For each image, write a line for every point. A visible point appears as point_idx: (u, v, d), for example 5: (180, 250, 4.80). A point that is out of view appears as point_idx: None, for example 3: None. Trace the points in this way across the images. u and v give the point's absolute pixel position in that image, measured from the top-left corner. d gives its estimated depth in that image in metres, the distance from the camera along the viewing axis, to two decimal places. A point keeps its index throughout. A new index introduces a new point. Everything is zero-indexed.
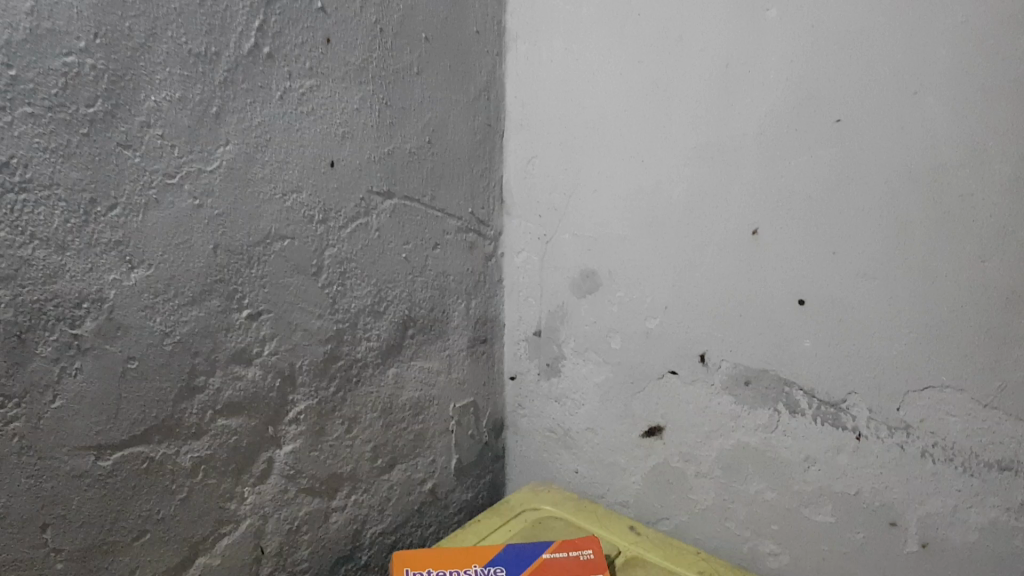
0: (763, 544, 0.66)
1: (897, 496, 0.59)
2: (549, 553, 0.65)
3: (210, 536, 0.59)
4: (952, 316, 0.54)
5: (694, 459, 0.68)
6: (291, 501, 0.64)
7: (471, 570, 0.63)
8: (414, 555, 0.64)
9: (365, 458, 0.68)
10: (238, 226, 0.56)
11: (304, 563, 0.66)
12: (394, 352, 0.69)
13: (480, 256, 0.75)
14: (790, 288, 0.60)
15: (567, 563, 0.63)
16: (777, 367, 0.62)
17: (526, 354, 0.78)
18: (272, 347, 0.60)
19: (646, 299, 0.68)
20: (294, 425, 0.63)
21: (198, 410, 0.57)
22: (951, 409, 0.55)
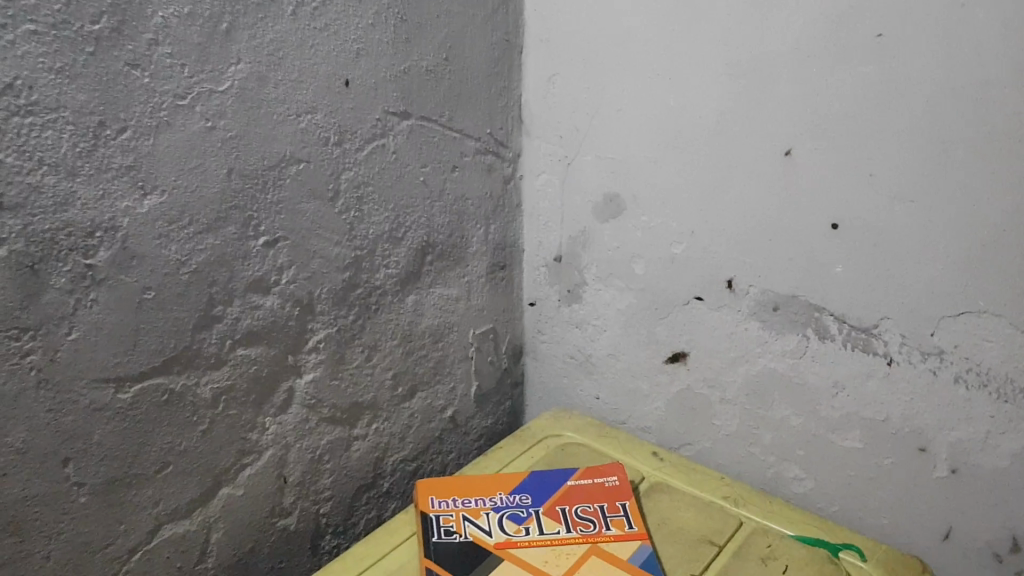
0: (788, 469, 0.66)
1: (928, 423, 0.59)
2: (573, 479, 0.66)
3: (232, 468, 0.59)
4: (992, 240, 0.52)
5: (720, 385, 0.68)
6: (313, 431, 0.64)
7: (497, 498, 0.64)
8: (439, 481, 0.66)
9: (386, 386, 0.68)
10: (252, 149, 0.54)
11: (326, 491, 0.66)
12: (413, 279, 0.67)
13: (500, 178, 0.72)
14: (823, 212, 0.59)
15: (592, 489, 0.65)
16: (807, 293, 0.61)
17: (547, 280, 0.76)
18: (290, 276, 0.59)
19: (672, 224, 0.66)
20: (314, 354, 0.62)
21: (217, 340, 0.56)
22: (987, 334, 0.54)
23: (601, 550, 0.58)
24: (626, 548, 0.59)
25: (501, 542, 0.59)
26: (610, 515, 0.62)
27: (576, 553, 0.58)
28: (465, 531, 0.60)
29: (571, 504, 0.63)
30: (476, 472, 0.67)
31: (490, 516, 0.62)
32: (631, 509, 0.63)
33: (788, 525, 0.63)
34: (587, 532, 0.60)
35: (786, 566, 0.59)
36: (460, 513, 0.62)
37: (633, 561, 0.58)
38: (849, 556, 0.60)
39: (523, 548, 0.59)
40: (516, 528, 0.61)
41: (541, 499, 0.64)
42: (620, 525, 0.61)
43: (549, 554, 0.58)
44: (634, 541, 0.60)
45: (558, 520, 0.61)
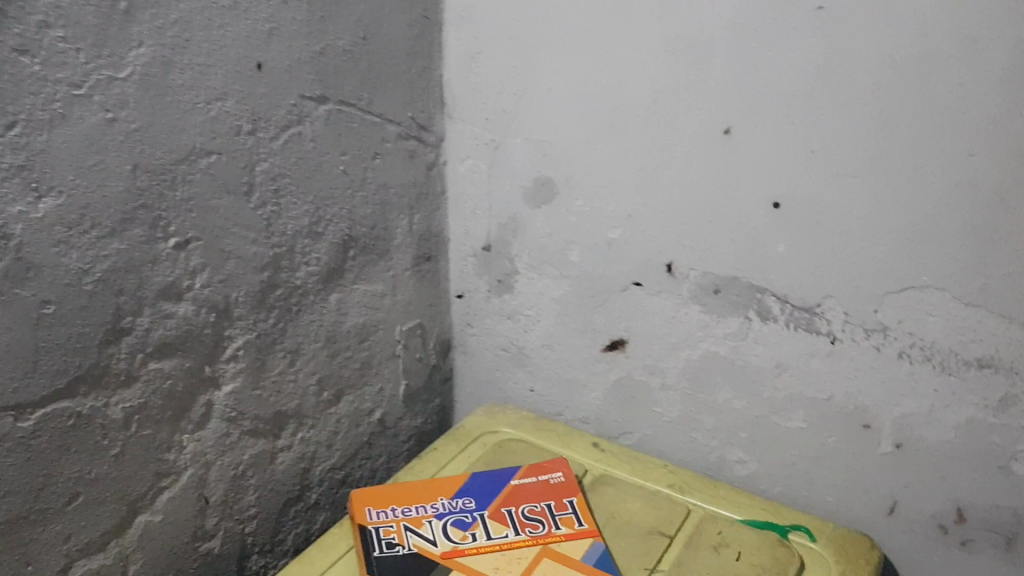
0: (731, 452, 0.66)
1: (872, 400, 0.59)
2: (517, 478, 0.63)
3: (149, 492, 0.54)
4: (936, 214, 0.52)
5: (660, 371, 0.67)
6: (234, 445, 0.59)
7: (439, 504, 0.60)
8: (374, 489, 0.62)
9: (311, 392, 0.63)
10: (158, 141, 0.48)
11: (251, 508, 0.61)
12: (335, 276, 0.63)
13: (422, 165, 0.68)
14: (765, 191, 0.57)
15: (537, 488, 0.62)
16: (749, 274, 0.60)
17: (475, 270, 0.73)
18: (204, 279, 0.53)
19: (608, 207, 0.64)
20: (232, 363, 0.57)
21: (127, 355, 0.50)
22: (931, 309, 0.55)
23: (553, 551, 0.56)
24: (578, 547, 0.57)
25: (449, 551, 0.56)
26: (558, 514, 0.60)
27: (527, 557, 0.56)
28: (408, 542, 0.57)
29: (518, 505, 0.60)
30: (412, 477, 0.64)
31: (434, 523, 0.59)
32: (580, 505, 0.61)
33: (736, 510, 0.62)
34: (536, 534, 0.58)
35: (739, 551, 0.59)
36: (402, 523, 0.58)
37: (587, 561, 0.56)
38: (799, 536, 0.60)
39: (471, 556, 0.56)
40: (463, 534, 0.58)
41: (486, 502, 0.61)
42: (570, 523, 0.59)
43: (499, 560, 0.56)
44: (586, 539, 0.58)
45: (506, 523, 0.59)
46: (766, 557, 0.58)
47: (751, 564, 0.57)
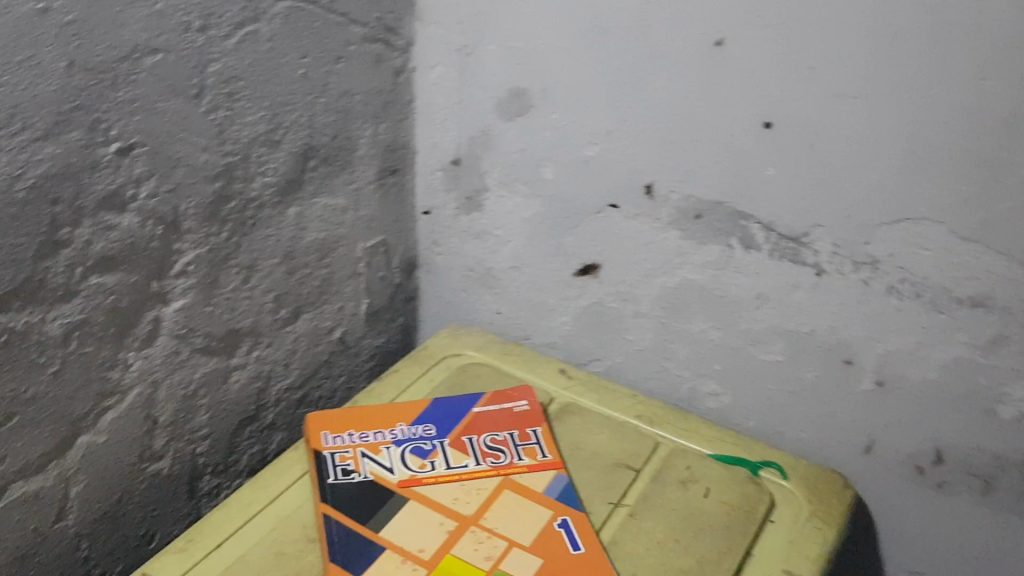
0: (704, 383, 0.64)
1: (855, 335, 0.57)
2: (480, 405, 0.61)
3: (92, 413, 0.51)
4: (936, 141, 0.49)
5: (633, 298, 0.64)
6: (184, 363, 0.56)
7: (397, 431, 0.59)
8: (332, 412, 0.60)
9: (267, 310, 0.60)
10: (96, 36, 0.44)
11: (203, 428, 0.59)
12: (294, 188, 0.59)
13: (389, 71, 0.63)
14: (756, 109, 0.54)
15: (500, 416, 0.61)
16: (734, 199, 0.57)
17: (443, 186, 0.68)
18: (150, 189, 0.49)
19: (586, 123, 0.60)
20: (182, 278, 0.53)
21: (64, 269, 0.47)
22: (927, 244, 0.52)
23: (514, 483, 0.55)
24: (540, 479, 0.56)
25: (406, 480, 0.55)
26: (522, 444, 0.59)
27: (488, 488, 0.55)
28: (364, 469, 0.55)
29: (480, 434, 0.59)
30: (372, 403, 0.62)
31: (391, 450, 0.57)
32: (544, 436, 0.59)
33: (706, 444, 0.61)
34: (497, 464, 0.57)
35: (707, 487, 0.58)
36: (359, 449, 0.57)
37: (549, 494, 0.55)
38: (770, 474, 0.59)
39: (429, 485, 0.55)
40: (421, 463, 0.56)
41: (447, 430, 0.59)
42: (533, 454, 0.58)
43: (458, 490, 0.55)
44: (549, 471, 0.57)
45: (466, 453, 0.57)
46: (734, 493, 0.57)
47: (719, 502, 0.57)
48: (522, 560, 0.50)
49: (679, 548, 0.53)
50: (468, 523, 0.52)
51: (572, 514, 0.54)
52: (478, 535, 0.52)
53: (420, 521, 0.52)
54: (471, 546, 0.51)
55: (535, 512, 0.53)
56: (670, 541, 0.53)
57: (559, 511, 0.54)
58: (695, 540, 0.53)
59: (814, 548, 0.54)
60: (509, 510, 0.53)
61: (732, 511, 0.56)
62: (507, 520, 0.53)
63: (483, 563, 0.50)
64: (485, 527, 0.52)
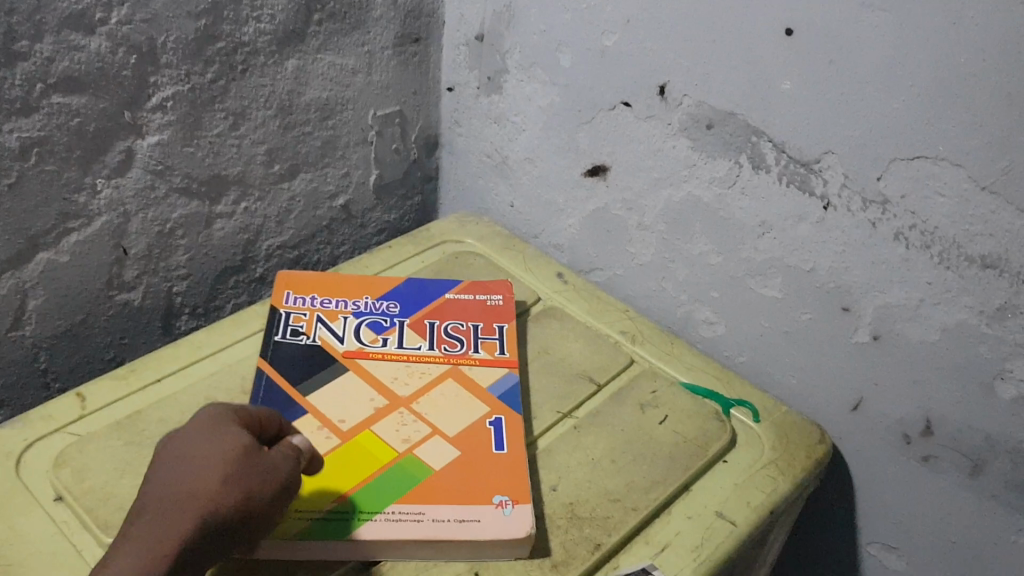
0: (699, 310, 0.61)
1: (856, 281, 0.52)
2: (453, 294, 0.60)
3: (54, 231, 0.51)
4: (965, 71, 0.43)
5: (638, 208, 0.61)
6: (160, 201, 0.55)
7: (362, 303, 0.58)
8: (307, 273, 0.60)
9: (258, 161, 0.60)
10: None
11: (181, 268, 0.59)
12: (294, 40, 0.57)
13: None
14: (778, 11, 0.48)
15: (472, 307, 0.59)
16: (747, 112, 0.52)
17: (466, 62, 0.67)
18: (123, 15, 0.48)
19: (607, 10, 0.56)
20: (159, 113, 0.52)
21: (22, 82, 0.45)
22: (941, 187, 0.46)
23: (460, 374, 0.53)
24: (488, 374, 0.53)
25: (352, 352, 0.54)
26: (482, 337, 0.56)
27: (432, 373, 0.53)
28: (314, 333, 0.55)
29: (443, 320, 0.57)
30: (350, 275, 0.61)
31: (348, 320, 0.56)
32: (508, 333, 0.57)
33: (684, 372, 0.58)
34: (449, 351, 0.55)
35: (666, 415, 0.54)
36: (316, 313, 0.56)
37: (491, 390, 0.52)
38: (741, 414, 0.55)
39: (375, 361, 0.54)
40: (373, 338, 0.55)
41: (412, 311, 0.58)
42: (490, 349, 0.55)
43: (402, 370, 0.53)
44: (502, 368, 0.54)
45: (422, 336, 0.56)
46: (694, 428, 0.53)
47: (673, 431, 0.53)
48: (438, 450, 0.48)
49: (612, 469, 0.49)
50: (400, 404, 0.51)
51: (508, 413, 0.51)
52: (405, 417, 0.50)
53: (352, 392, 0.51)
54: (393, 427, 0.49)
55: (472, 404, 0.51)
56: (605, 460, 0.50)
57: (496, 408, 0.51)
58: (632, 465, 0.50)
59: (759, 498, 0.49)
60: (446, 398, 0.51)
61: (683, 444, 0.52)
62: (440, 408, 0.50)
63: (398, 445, 0.48)
64: (415, 410, 0.50)
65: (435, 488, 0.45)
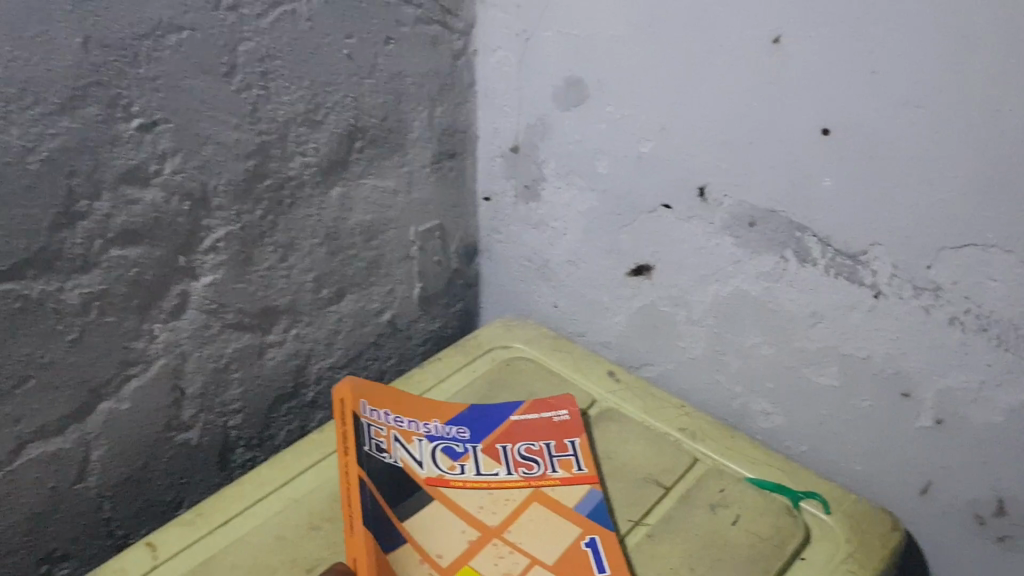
0: (756, 402, 0.61)
1: (914, 366, 0.51)
2: (518, 416, 0.60)
3: (115, 380, 0.51)
4: (1008, 161, 0.42)
5: (685, 304, 0.62)
6: (215, 338, 0.56)
7: (431, 426, 0.58)
8: (371, 384, 0.58)
9: (307, 289, 0.61)
10: (115, 13, 0.42)
11: (236, 401, 0.60)
12: (338, 168, 0.59)
13: (448, 53, 0.65)
14: (814, 113, 0.49)
15: (539, 425, 0.59)
16: (788, 209, 0.53)
17: (502, 172, 0.71)
18: (176, 165, 0.48)
19: (643, 117, 0.59)
20: (212, 254, 0.53)
21: (83, 240, 0.46)
22: (994, 272, 0.45)
23: (544, 495, 0.53)
24: (573, 494, 0.53)
25: (433, 478, 0.53)
26: (557, 456, 0.57)
27: (516, 500, 0.53)
28: (396, 454, 0.54)
29: (515, 443, 0.57)
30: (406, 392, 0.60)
31: (423, 443, 0.56)
32: (581, 448, 0.58)
33: (748, 468, 0.58)
34: (527, 475, 0.55)
35: (736, 516, 0.54)
36: (392, 432, 0.55)
37: (579, 510, 0.52)
38: (812, 506, 0.54)
39: (457, 488, 0.53)
40: (451, 465, 0.55)
41: (482, 436, 0.58)
42: (568, 466, 0.56)
43: (485, 498, 0.53)
44: (585, 485, 0.54)
45: (498, 461, 0.56)
46: (765, 526, 0.53)
47: (746, 533, 0.52)
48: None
49: None
50: (492, 535, 0.50)
51: (600, 533, 0.50)
52: (501, 549, 0.49)
53: (442, 523, 0.50)
54: (492, 560, 0.48)
55: (563, 528, 0.50)
56: (683, 569, 0.49)
57: (588, 529, 0.51)
58: (710, 571, 0.49)
59: None
60: (537, 525, 0.51)
61: (759, 544, 0.51)
62: (533, 535, 0.50)
63: None
64: (508, 541, 0.49)
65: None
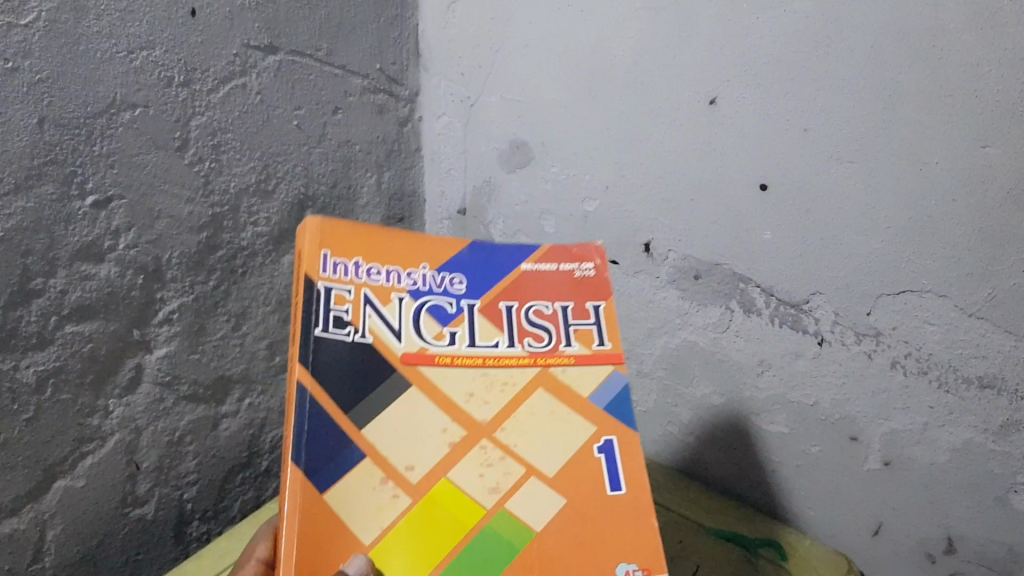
0: (708, 450, 0.62)
1: (859, 410, 0.53)
2: (531, 263, 0.44)
3: (69, 457, 0.50)
4: (937, 210, 0.45)
5: (635, 356, 0.64)
6: (169, 411, 0.56)
7: (418, 277, 0.42)
8: (337, 226, 0.42)
9: (259, 356, 0.61)
10: (70, 93, 0.43)
11: (191, 474, 0.59)
12: (289, 236, 0.60)
13: (394, 120, 0.67)
14: (750, 170, 0.52)
15: (555, 283, 0.44)
16: (731, 261, 0.55)
17: (450, 234, 0.73)
18: (130, 240, 0.49)
19: (586, 178, 0.61)
20: (166, 326, 0.53)
21: (37, 318, 0.45)
22: (930, 317, 0.47)
23: (552, 377, 0.40)
24: (588, 378, 0.40)
25: (411, 355, 0.39)
26: (574, 324, 0.42)
27: (514, 386, 0.39)
28: (363, 324, 0.39)
29: (522, 302, 0.42)
30: (371, 237, 0.43)
31: (405, 303, 0.41)
32: (608, 312, 0.42)
33: (706, 518, 0.59)
34: (530, 352, 0.41)
35: (697, 564, 0.55)
36: (361, 290, 0.40)
37: (596, 399, 0.40)
38: (769, 552, 0.56)
39: (439, 372, 0.39)
40: (438, 333, 0.40)
41: (481, 289, 0.43)
42: (586, 340, 0.41)
43: (477, 383, 0.39)
44: (603, 368, 0.41)
45: (498, 325, 0.41)
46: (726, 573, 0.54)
47: None
48: (536, 500, 0.36)
49: None
50: (480, 436, 0.38)
51: (618, 431, 0.39)
52: (489, 455, 0.37)
53: (413, 424, 0.37)
54: (474, 471, 0.37)
55: (572, 424, 0.39)
56: None
57: (601, 426, 0.39)
58: None
59: None
60: (537, 423, 0.39)
61: None
62: (530, 436, 0.38)
63: (486, 496, 0.36)
64: (501, 444, 0.38)
65: (543, 563, 0.35)
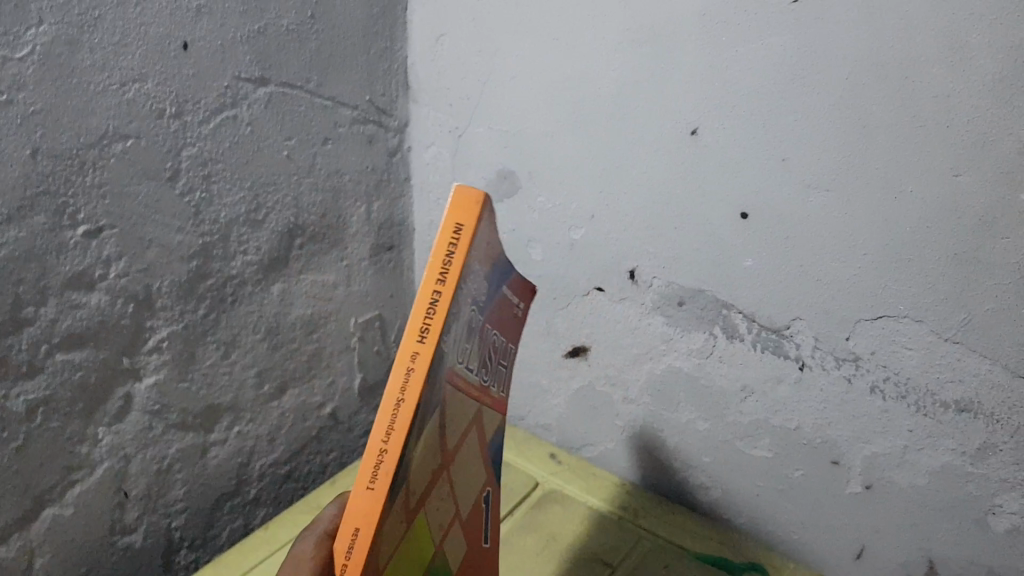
0: (694, 475, 0.63)
1: (841, 434, 0.53)
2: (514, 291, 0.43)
3: (59, 485, 0.50)
4: (913, 237, 0.46)
5: (622, 383, 0.65)
6: (158, 439, 0.56)
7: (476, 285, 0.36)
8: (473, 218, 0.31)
9: (248, 384, 0.62)
10: (63, 125, 0.44)
11: (179, 502, 0.59)
12: (279, 265, 0.61)
13: (383, 150, 0.68)
14: (730, 200, 0.53)
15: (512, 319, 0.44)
16: (715, 289, 0.56)
17: None
18: (121, 268, 0.49)
19: (572, 207, 0.62)
20: (155, 355, 0.53)
21: (28, 346, 0.46)
22: (907, 341, 0.48)
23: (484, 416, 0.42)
24: (494, 423, 0.44)
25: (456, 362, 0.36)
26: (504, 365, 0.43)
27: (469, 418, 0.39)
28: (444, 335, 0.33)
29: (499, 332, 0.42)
30: (485, 233, 0.35)
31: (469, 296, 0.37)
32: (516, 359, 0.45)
33: (691, 543, 0.60)
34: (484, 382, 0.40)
35: None
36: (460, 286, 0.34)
37: (492, 446, 0.44)
38: None
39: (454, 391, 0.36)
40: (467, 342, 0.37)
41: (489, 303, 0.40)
42: (502, 384, 0.44)
43: (457, 409, 0.37)
44: (501, 413, 0.45)
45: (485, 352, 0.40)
46: None
47: None
48: (455, 545, 0.40)
49: None
50: (445, 464, 0.37)
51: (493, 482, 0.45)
52: (444, 487, 0.37)
53: (430, 442, 0.34)
54: (438, 504, 0.37)
55: (479, 468, 0.43)
56: None
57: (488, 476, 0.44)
58: None
59: None
60: (466, 462, 0.40)
61: None
62: (462, 470, 0.40)
63: (437, 535, 0.37)
64: (450, 475, 0.38)
65: None
